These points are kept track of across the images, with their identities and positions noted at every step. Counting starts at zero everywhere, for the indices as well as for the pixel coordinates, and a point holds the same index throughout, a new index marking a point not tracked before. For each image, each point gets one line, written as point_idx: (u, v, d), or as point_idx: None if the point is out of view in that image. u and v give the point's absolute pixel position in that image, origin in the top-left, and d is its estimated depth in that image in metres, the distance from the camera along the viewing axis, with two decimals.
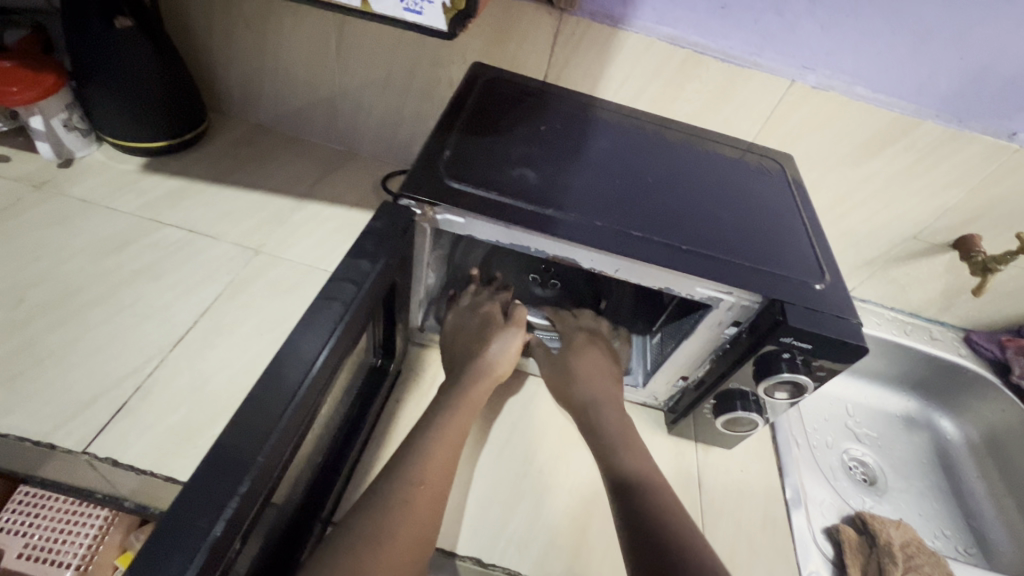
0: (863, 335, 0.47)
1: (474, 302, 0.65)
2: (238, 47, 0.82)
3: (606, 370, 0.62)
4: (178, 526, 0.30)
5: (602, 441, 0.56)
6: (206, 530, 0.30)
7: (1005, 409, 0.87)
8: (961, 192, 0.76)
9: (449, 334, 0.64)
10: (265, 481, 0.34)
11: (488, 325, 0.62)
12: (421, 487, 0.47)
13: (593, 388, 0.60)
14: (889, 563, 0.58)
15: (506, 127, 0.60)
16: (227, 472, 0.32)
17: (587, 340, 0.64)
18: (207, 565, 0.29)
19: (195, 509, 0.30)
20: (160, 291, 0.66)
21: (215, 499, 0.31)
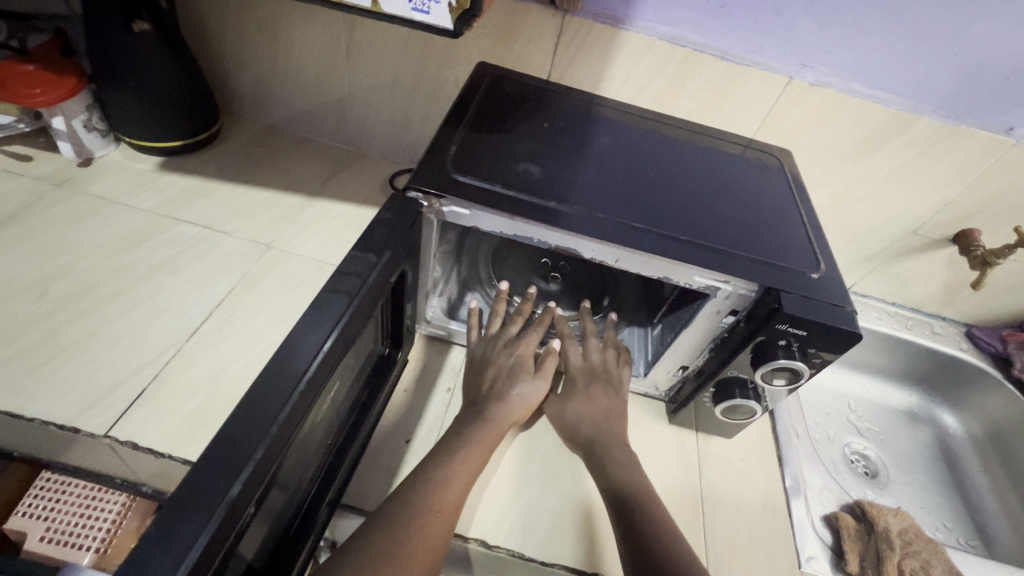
0: (857, 323, 0.48)
1: (528, 332, 0.64)
2: (251, 51, 0.85)
3: (602, 411, 0.61)
4: (199, 485, 0.31)
5: (593, 451, 0.58)
6: (223, 492, 0.32)
7: (1006, 404, 0.87)
8: (960, 187, 0.77)
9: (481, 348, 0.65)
10: (278, 452, 0.36)
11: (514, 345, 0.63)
12: (433, 513, 0.48)
13: (593, 424, 0.60)
14: (886, 550, 0.58)
15: (510, 124, 0.62)
16: (246, 436, 0.34)
17: (588, 381, 0.63)
18: (225, 522, 0.31)
19: (213, 471, 0.32)
20: (176, 285, 0.68)
21: (235, 461, 0.33)
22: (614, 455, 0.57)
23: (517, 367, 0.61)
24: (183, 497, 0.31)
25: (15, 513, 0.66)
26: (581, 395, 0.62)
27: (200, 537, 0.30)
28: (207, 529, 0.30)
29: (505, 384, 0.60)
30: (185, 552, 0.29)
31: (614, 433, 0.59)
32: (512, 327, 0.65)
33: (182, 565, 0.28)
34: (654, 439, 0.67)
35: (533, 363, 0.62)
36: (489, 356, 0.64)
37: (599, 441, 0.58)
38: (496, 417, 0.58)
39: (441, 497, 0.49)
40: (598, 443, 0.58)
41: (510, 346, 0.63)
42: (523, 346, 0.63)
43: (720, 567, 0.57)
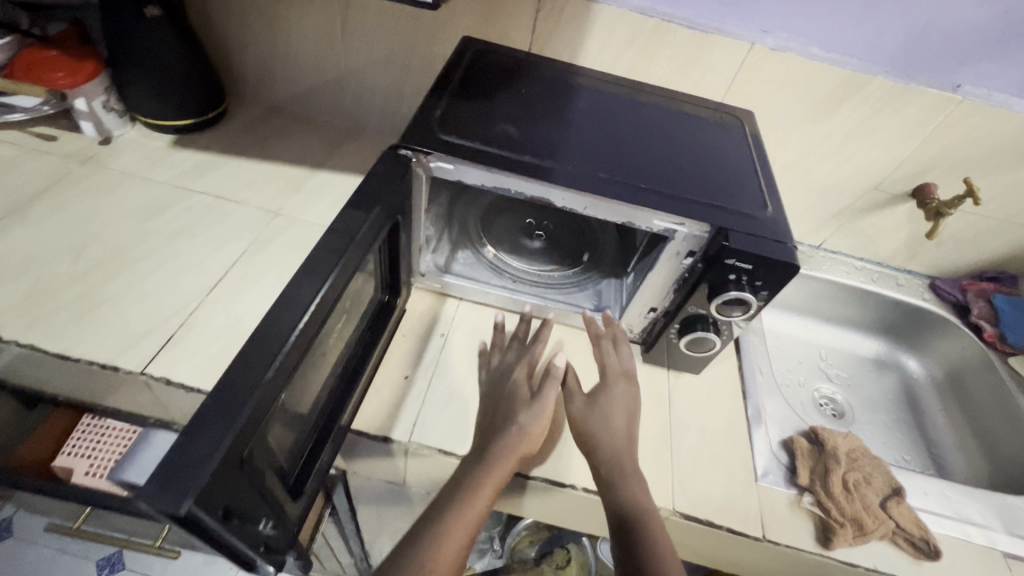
0: (796, 256, 0.55)
1: (527, 354, 0.68)
2: (253, 35, 0.91)
3: (623, 412, 0.64)
4: (242, 365, 0.37)
5: (606, 467, 0.59)
6: (263, 374, 0.37)
7: (964, 348, 0.94)
8: (914, 143, 0.83)
9: (492, 378, 0.67)
10: (302, 349, 0.42)
11: (520, 363, 0.67)
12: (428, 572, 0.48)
13: (610, 433, 0.61)
14: (833, 464, 0.66)
15: (491, 91, 0.68)
16: (275, 328, 0.40)
17: (621, 386, 0.66)
18: (267, 395, 0.37)
19: (253, 356, 0.38)
20: (195, 247, 0.75)
21: (270, 350, 0.38)
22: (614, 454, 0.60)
23: (511, 395, 0.63)
24: (231, 377, 0.37)
25: (64, 453, 0.73)
26: (607, 397, 0.65)
27: (249, 402, 0.36)
28: (254, 397, 0.36)
29: (506, 414, 0.61)
30: (239, 411, 0.35)
31: (625, 461, 0.59)
32: (511, 357, 0.69)
33: (233, 425, 0.34)
34: None
35: (527, 388, 0.65)
36: (495, 387, 0.66)
37: (607, 465, 0.59)
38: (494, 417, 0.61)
39: (437, 555, 0.49)
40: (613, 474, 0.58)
41: (508, 372, 0.67)
42: (518, 374, 0.66)
43: (685, 480, 0.64)
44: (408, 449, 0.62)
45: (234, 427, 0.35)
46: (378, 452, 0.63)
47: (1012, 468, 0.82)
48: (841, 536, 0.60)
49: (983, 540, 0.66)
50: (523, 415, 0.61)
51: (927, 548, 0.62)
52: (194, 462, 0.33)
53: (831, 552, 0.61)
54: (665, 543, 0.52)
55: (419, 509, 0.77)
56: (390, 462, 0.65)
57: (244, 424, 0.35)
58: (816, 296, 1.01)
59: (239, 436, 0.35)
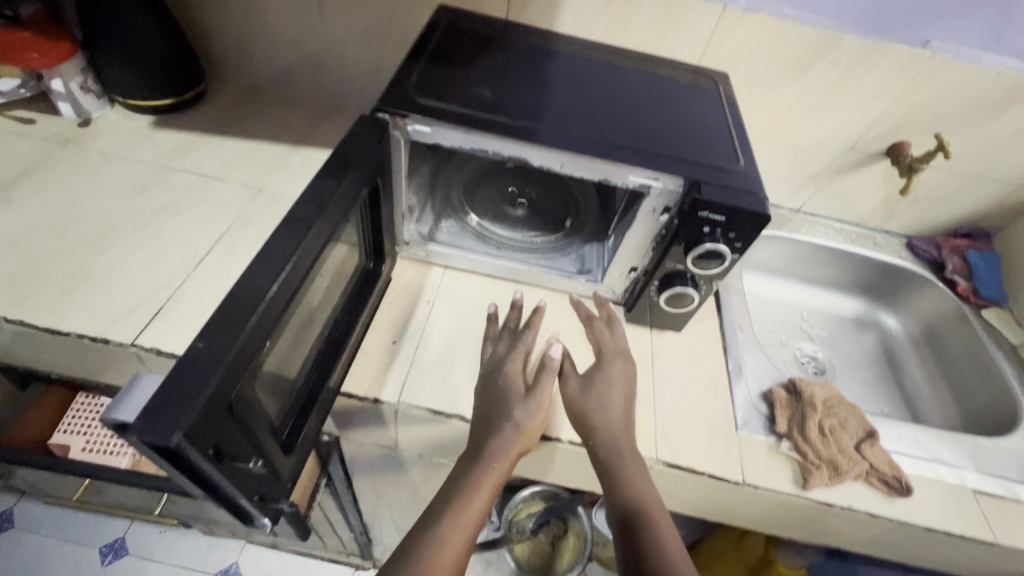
0: (767, 206, 0.57)
1: (520, 343, 0.67)
2: (228, 12, 0.91)
3: (622, 394, 0.63)
4: (227, 311, 0.38)
5: (606, 448, 0.59)
6: (247, 318, 0.38)
7: (939, 303, 0.97)
8: (887, 102, 0.84)
9: (486, 368, 0.65)
10: (286, 301, 0.43)
11: (515, 351, 0.66)
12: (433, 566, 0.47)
13: (610, 418, 0.61)
14: (810, 411, 0.68)
15: (468, 57, 0.69)
16: (258, 276, 0.40)
17: (620, 366, 0.66)
18: (253, 337, 0.38)
19: (237, 303, 0.39)
20: (180, 223, 0.75)
21: (253, 297, 0.39)
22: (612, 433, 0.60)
23: (506, 390, 0.61)
24: (216, 326, 0.38)
25: (60, 431, 0.74)
26: (604, 376, 0.65)
27: (236, 343, 0.37)
28: (240, 338, 0.37)
29: (504, 408, 0.59)
30: (226, 351, 0.36)
31: (624, 444, 0.59)
32: (504, 347, 0.67)
33: (220, 365, 0.36)
34: None
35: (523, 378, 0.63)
36: (490, 375, 0.64)
37: (606, 449, 0.59)
38: (493, 405, 0.60)
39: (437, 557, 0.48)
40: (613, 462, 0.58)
41: (502, 362, 0.65)
42: (512, 366, 0.64)
43: (668, 430, 0.67)
44: (398, 410, 0.64)
45: (222, 365, 0.36)
46: (368, 414, 0.65)
47: (985, 414, 0.85)
48: (816, 477, 0.63)
49: (954, 478, 0.69)
50: (521, 410, 0.59)
51: (898, 486, 0.65)
52: (183, 400, 0.34)
53: (808, 493, 0.64)
54: (667, 527, 0.52)
55: (413, 474, 0.79)
56: (381, 424, 0.67)
57: (231, 363, 0.36)
58: (796, 259, 1.03)
59: (227, 374, 0.36)
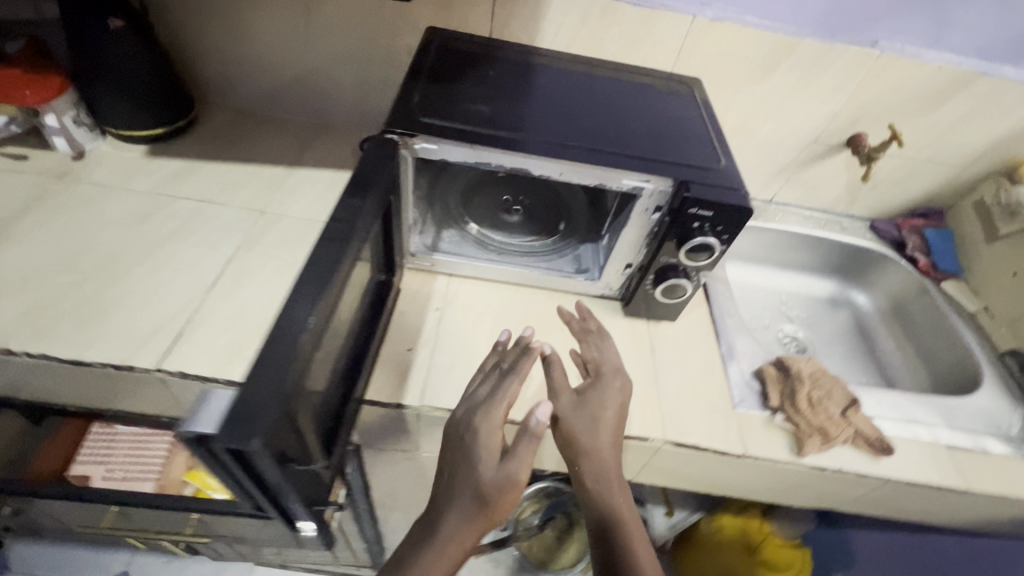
0: (749, 200, 0.63)
1: (496, 392, 0.61)
2: (216, 39, 0.92)
3: (610, 424, 0.64)
4: (280, 324, 0.41)
5: (592, 468, 0.62)
6: (299, 329, 0.42)
7: (903, 279, 1.05)
8: (843, 97, 0.92)
9: (459, 421, 0.60)
10: (326, 316, 0.46)
11: (496, 396, 0.61)
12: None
13: (597, 442, 0.62)
14: (798, 384, 0.74)
15: (461, 75, 0.73)
16: (302, 292, 0.44)
17: (615, 389, 0.67)
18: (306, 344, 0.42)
19: (287, 316, 0.42)
20: (187, 249, 0.77)
21: (299, 311, 0.43)
22: (600, 456, 0.62)
23: (481, 450, 0.57)
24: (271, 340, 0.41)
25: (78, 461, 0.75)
26: (599, 394, 0.66)
27: (296, 348, 0.41)
28: (298, 347, 0.41)
29: (476, 475, 0.55)
30: (287, 358, 0.40)
31: (608, 468, 0.62)
32: (483, 393, 0.62)
33: (285, 372, 0.39)
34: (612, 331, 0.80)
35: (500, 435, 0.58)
36: (464, 431, 0.59)
37: (592, 469, 0.62)
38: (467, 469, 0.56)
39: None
40: (597, 498, 0.61)
41: (475, 417, 0.59)
42: (489, 421, 0.58)
43: (672, 412, 0.72)
44: (421, 413, 0.67)
45: (285, 373, 0.39)
46: (391, 419, 0.68)
47: (949, 376, 0.93)
48: (810, 444, 0.69)
49: (929, 437, 0.76)
50: (492, 477, 0.55)
51: (881, 446, 0.71)
52: (256, 404, 0.38)
53: (803, 460, 0.69)
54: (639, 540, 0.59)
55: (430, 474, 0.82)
56: (402, 428, 0.70)
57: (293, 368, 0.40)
58: (772, 246, 1.10)
59: (292, 380, 0.39)
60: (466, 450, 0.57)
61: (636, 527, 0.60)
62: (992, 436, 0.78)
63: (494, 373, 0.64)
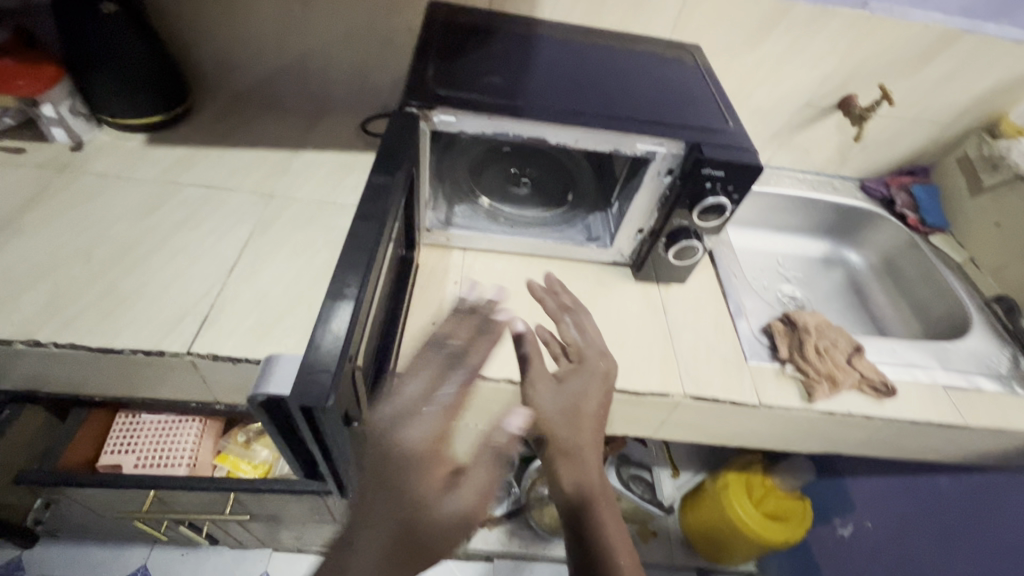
0: (758, 159, 0.65)
1: (430, 400, 0.61)
2: (210, 23, 0.91)
3: (596, 415, 0.63)
4: (331, 296, 0.45)
5: (565, 455, 0.58)
6: (347, 302, 0.46)
7: (893, 235, 1.10)
8: (835, 59, 0.95)
9: (372, 433, 0.56)
10: (369, 288, 0.49)
11: (413, 412, 0.59)
12: None
13: (574, 428, 0.60)
14: (805, 336, 0.78)
15: (469, 49, 0.73)
16: (348, 266, 0.47)
17: (596, 382, 0.66)
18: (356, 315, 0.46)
19: (335, 289, 0.46)
20: (201, 236, 0.77)
21: (346, 282, 0.46)
22: (574, 443, 0.59)
23: (420, 472, 0.51)
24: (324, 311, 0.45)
25: (107, 451, 0.75)
26: (579, 381, 0.65)
27: (347, 320, 0.45)
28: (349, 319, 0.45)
29: (418, 494, 0.50)
30: (341, 328, 0.44)
31: (582, 451, 0.58)
32: (418, 401, 0.60)
33: (340, 340, 0.44)
34: (624, 296, 0.83)
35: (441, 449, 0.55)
36: (382, 442, 0.55)
37: (565, 452, 0.58)
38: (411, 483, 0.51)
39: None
40: (573, 490, 0.56)
41: (408, 425, 0.57)
42: (426, 434, 0.56)
43: (689, 368, 0.75)
44: (451, 382, 0.68)
45: (340, 340, 0.44)
46: None
47: (940, 324, 0.98)
48: (820, 390, 0.73)
49: (927, 379, 0.80)
50: (446, 505, 0.50)
51: (885, 389, 0.75)
52: (317, 370, 0.43)
53: (814, 406, 0.73)
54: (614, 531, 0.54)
55: None
56: None
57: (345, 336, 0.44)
58: (767, 210, 1.14)
59: (346, 347, 0.44)
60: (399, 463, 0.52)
61: (614, 524, 0.54)
62: (983, 375, 0.83)
63: (436, 368, 0.66)
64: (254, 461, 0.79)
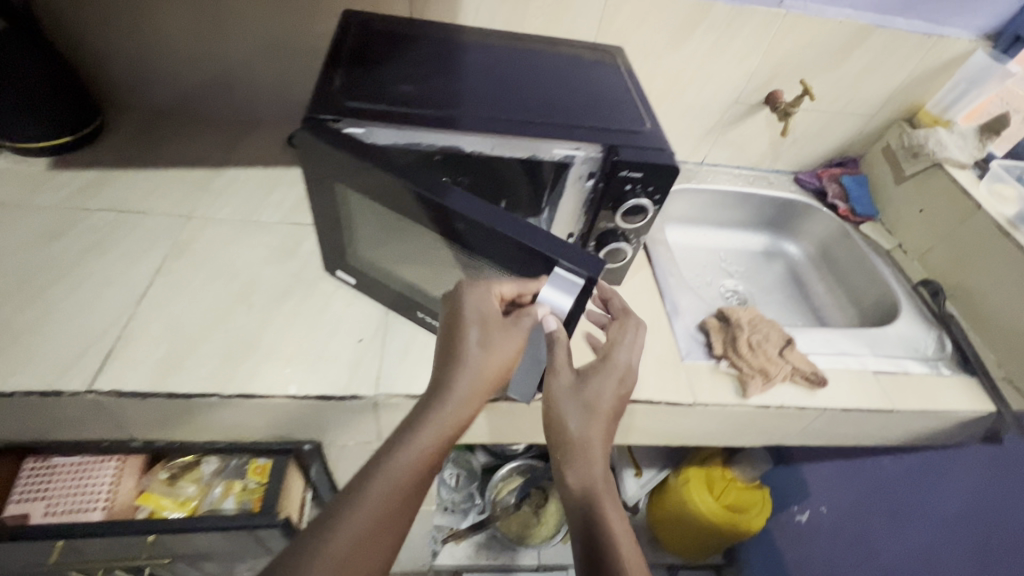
0: (674, 159, 0.65)
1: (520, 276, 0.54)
2: (117, 38, 0.86)
3: (614, 399, 0.58)
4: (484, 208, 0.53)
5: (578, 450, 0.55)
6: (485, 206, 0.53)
7: (827, 226, 1.13)
8: (758, 57, 0.96)
9: (449, 315, 0.55)
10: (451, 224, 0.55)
11: (490, 287, 0.54)
12: (377, 516, 0.46)
13: (590, 411, 0.57)
14: (738, 331, 0.79)
15: (382, 57, 0.72)
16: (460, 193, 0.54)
17: (615, 377, 0.59)
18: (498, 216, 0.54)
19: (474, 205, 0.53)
20: (109, 263, 0.73)
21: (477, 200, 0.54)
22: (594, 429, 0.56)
23: (455, 330, 0.53)
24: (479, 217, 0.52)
25: (13, 500, 0.70)
26: (601, 375, 0.59)
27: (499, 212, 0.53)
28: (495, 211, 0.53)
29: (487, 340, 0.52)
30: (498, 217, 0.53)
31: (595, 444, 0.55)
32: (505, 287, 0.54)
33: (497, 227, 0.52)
34: None
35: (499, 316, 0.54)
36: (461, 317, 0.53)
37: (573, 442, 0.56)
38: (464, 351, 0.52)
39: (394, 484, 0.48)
40: (578, 491, 0.54)
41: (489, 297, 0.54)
42: (482, 302, 0.54)
43: None
44: (377, 402, 0.66)
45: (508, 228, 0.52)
46: (348, 411, 0.67)
47: (873, 310, 1.01)
48: (753, 385, 0.74)
49: (858, 366, 0.82)
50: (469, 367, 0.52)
51: (816, 379, 0.76)
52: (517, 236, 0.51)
53: (747, 400, 0.74)
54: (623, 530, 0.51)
55: None
56: (363, 418, 0.69)
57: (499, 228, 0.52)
58: (707, 206, 1.15)
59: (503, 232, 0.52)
60: (457, 332, 0.53)
61: (623, 528, 0.51)
62: (911, 358, 0.85)
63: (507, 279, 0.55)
64: (181, 499, 0.75)
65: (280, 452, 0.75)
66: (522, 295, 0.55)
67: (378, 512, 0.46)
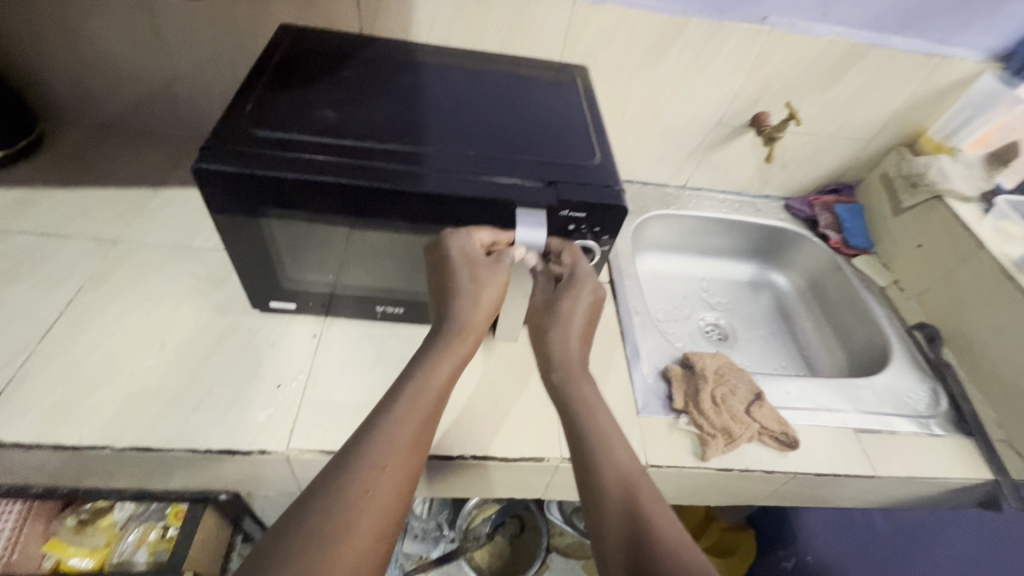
0: (622, 197, 0.58)
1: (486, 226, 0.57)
2: (52, 50, 0.82)
3: (587, 314, 0.60)
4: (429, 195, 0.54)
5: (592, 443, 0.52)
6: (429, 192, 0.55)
7: (817, 257, 1.05)
8: (740, 78, 0.89)
9: (437, 255, 0.58)
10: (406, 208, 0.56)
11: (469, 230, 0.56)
12: (379, 470, 0.45)
13: (568, 337, 0.60)
14: (701, 382, 0.72)
15: (310, 78, 0.66)
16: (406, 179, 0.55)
17: (586, 290, 0.59)
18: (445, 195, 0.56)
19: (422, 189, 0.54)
20: (17, 294, 0.68)
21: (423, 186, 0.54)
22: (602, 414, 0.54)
23: (448, 273, 0.56)
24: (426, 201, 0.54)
25: None
26: (572, 292, 0.60)
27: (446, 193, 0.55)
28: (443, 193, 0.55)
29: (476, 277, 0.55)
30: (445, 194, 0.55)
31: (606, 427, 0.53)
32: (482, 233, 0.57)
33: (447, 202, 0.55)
34: (510, 343, 0.76)
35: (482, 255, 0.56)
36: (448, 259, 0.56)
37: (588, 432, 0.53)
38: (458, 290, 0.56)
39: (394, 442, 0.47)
40: (608, 483, 0.49)
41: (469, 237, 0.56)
42: (466, 244, 0.56)
43: None
44: (289, 458, 0.60)
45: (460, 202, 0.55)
46: (260, 466, 0.61)
47: (863, 355, 0.93)
48: (713, 447, 0.66)
49: (837, 423, 0.74)
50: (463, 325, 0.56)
51: (786, 440, 0.69)
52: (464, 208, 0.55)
53: (707, 463, 0.66)
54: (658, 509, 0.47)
55: None
56: (278, 472, 0.63)
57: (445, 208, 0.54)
58: (689, 233, 1.07)
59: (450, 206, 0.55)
60: (448, 274, 0.56)
61: (657, 506, 0.47)
62: (899, 415, 0.77)
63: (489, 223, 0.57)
64: (89, 549, 0.75)
65: (195, 502, 0.70)
66: (498, 242, 0.58)
67: (379, 468, 0.45)
